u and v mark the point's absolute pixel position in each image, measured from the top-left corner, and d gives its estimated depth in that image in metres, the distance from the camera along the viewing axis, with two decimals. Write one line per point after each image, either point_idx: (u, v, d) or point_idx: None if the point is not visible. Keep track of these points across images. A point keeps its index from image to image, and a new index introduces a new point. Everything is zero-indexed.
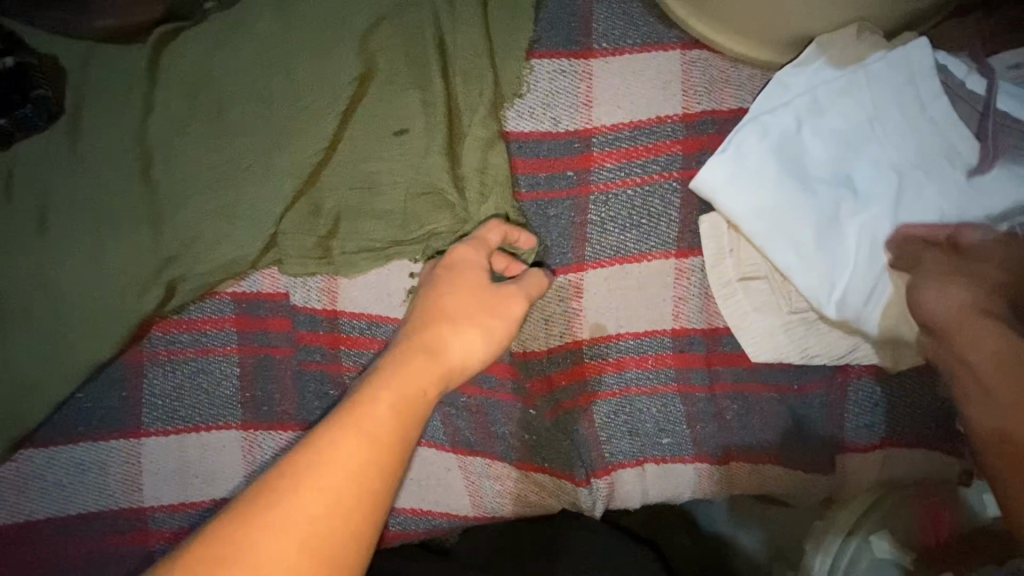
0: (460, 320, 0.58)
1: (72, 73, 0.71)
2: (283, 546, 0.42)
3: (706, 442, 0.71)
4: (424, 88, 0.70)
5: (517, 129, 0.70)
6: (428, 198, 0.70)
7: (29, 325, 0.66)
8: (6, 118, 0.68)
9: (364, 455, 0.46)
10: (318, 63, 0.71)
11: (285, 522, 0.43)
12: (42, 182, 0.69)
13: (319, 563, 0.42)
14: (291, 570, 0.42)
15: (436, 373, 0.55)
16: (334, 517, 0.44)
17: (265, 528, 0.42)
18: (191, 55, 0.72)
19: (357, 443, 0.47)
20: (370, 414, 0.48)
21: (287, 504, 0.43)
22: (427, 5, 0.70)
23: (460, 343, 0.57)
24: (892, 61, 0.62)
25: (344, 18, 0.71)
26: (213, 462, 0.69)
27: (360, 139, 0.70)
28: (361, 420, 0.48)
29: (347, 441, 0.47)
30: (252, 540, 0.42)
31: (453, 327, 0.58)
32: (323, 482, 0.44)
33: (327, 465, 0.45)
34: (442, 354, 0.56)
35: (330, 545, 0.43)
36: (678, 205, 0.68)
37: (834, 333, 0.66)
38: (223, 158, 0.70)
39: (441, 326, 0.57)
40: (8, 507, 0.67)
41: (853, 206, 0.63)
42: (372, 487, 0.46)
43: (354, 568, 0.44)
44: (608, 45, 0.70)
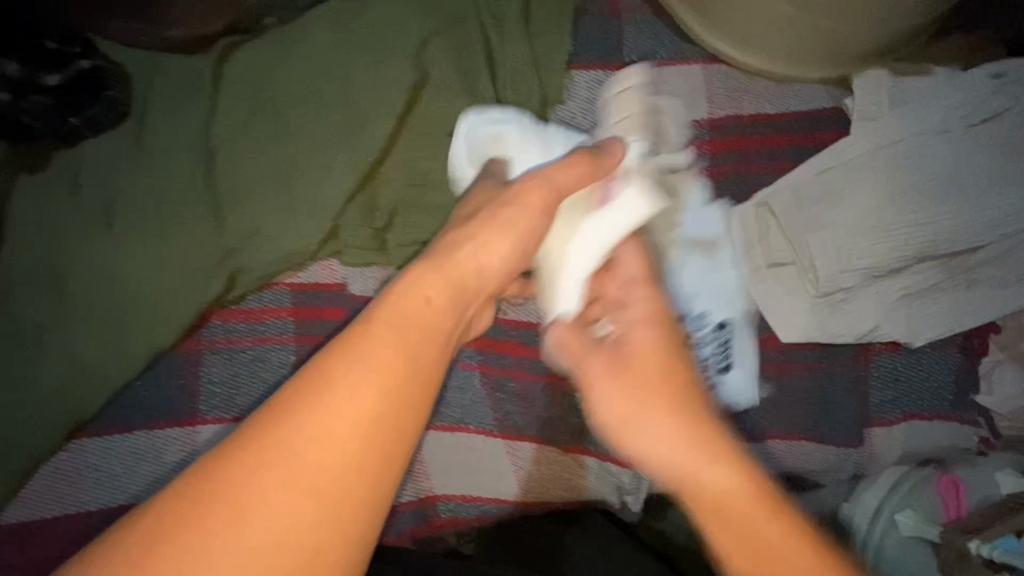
0: (479, 238, 0.54)
1: (140, 80, 0.75)
2: (280, 479, 0.37)
3: (743, 421, 0.75)
4: (473, 95, 0.76)
5: None
6: None
7: (95, 314, 0.69)
8: (76, 118, 0.70)
9: (362, 379, 0.41)
10: (373, 70, 0.76)
11: (271, 484, 0.37)
12: (108, 178, 0.72)
13: (327, 489, 0.38)
14: (295, 503, 0.37)
15: (453, 295, 0.50)
16: (344, 467, 0.39)
17: (240, 484, 0.37)
18: (253, 64, 0.77)
19: (361, 382, 0.41)
20: (352, 373, 0.41)
21: (276, 460, 0.38)
22: (474, 22, 0.78)
23: (480, 249, 0.53)
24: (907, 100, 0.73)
25: (399, 32, 0.77)
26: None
27: (414, 140, 0.76)
28: (359, 342, 0.43)
29: (344, 385, 0.41)
30: (219, 510, 0.36)
31: (466, 248, 0.53)
32: (321, 405, 0.40)
33: (323, 407, 0.39)
34: (453, 282, 0.51)
35: (343, 501, 0.38)
36: (708, 199, 0.75)
37: (854, 313, 0.72)
38: (283, 157, 0.75)
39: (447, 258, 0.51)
40: (64, 496, 0.69)
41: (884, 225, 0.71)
42: (379, 415, 0.40)
43: (369, 495, 0.39)
44: (638, 59, 0.78)
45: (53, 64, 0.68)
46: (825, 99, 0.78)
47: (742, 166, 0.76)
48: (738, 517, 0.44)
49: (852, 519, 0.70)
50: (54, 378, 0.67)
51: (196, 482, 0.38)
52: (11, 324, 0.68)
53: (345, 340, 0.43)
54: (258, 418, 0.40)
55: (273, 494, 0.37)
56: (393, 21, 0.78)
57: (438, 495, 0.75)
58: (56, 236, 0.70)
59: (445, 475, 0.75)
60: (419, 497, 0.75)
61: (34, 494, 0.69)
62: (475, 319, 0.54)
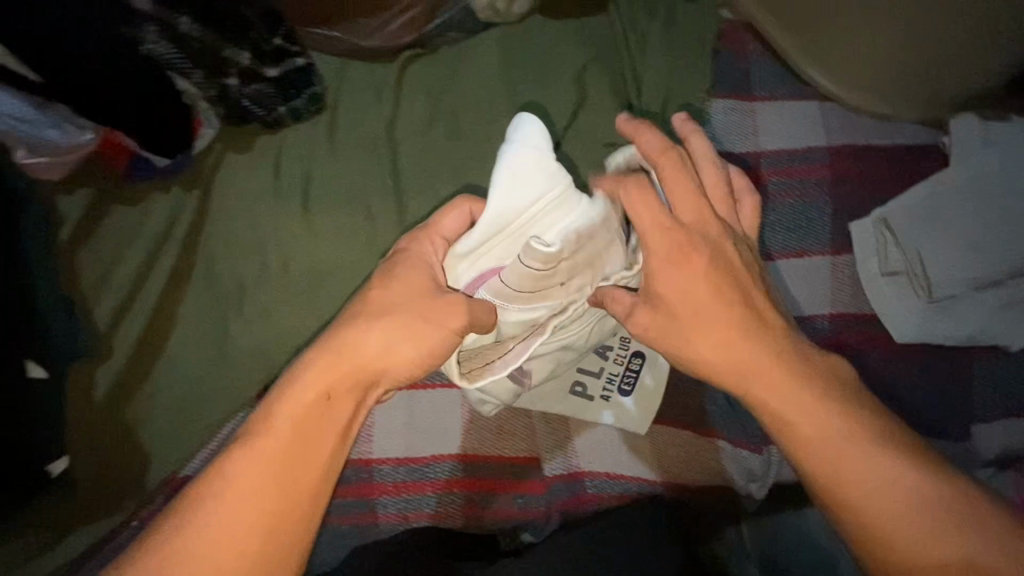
0: (370, 319, 0.56)
1: (333, 80, 0.84)
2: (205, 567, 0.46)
3: None
4: (626, 112, 0.87)
5: None
6: None
7: (290, 281, 0.75)
8: (284, 107, 0.78)
9: (263, 475, 0.50)
10: (540, 86, 0.87)
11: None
12: (305, 162, 0.79)
13: None
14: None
15: (323, 394, 0.54)
16: (235, 561, 0.47)
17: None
18: (432, 73, 0.87)
19: (250, 485, 0.49)
20: (261, 458, 0.50)
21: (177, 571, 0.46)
22: (627, 53, 0.89)
23: (380, 342, 0.55)
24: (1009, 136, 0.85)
25: (561, 57, 0.88)
26: (438, 421, 0.78)
27: (574, 147, 0.85)
28: (259, 438, 0.51)
29: (231, 500, 0.48)
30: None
31: (362, 330, 0.56)
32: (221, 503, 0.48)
33: (215, 518, 0.48)
34: (337, 392, 0.54)
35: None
36: (830, 213, 0.86)
37: (960, 319, 0.82)
38: (458, 154, 0.83)
39: (333, 348, 0.55)
40: None
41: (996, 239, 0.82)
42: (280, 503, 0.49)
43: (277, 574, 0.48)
44: (765, 93, 0.90)
45: (274, 58, 0.75)
46: (926, 135, 0.90)
47: (860, 186, 0.87)
48: (833, 454, 0.52)
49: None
50: (250, 339, 0.72)
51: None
52: (213, 287, 0.73)
53: (303, 418, 0.52)
54: (162, 531, 0.47)
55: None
56: (557, 46, 0.89)
57: (586, 472, 0.79)
58: (258, 210, 0.76)
59: (592, 453, 0.79)
60: (567, 472, 0.79)
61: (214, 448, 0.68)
62: (380, 396, 0.58)
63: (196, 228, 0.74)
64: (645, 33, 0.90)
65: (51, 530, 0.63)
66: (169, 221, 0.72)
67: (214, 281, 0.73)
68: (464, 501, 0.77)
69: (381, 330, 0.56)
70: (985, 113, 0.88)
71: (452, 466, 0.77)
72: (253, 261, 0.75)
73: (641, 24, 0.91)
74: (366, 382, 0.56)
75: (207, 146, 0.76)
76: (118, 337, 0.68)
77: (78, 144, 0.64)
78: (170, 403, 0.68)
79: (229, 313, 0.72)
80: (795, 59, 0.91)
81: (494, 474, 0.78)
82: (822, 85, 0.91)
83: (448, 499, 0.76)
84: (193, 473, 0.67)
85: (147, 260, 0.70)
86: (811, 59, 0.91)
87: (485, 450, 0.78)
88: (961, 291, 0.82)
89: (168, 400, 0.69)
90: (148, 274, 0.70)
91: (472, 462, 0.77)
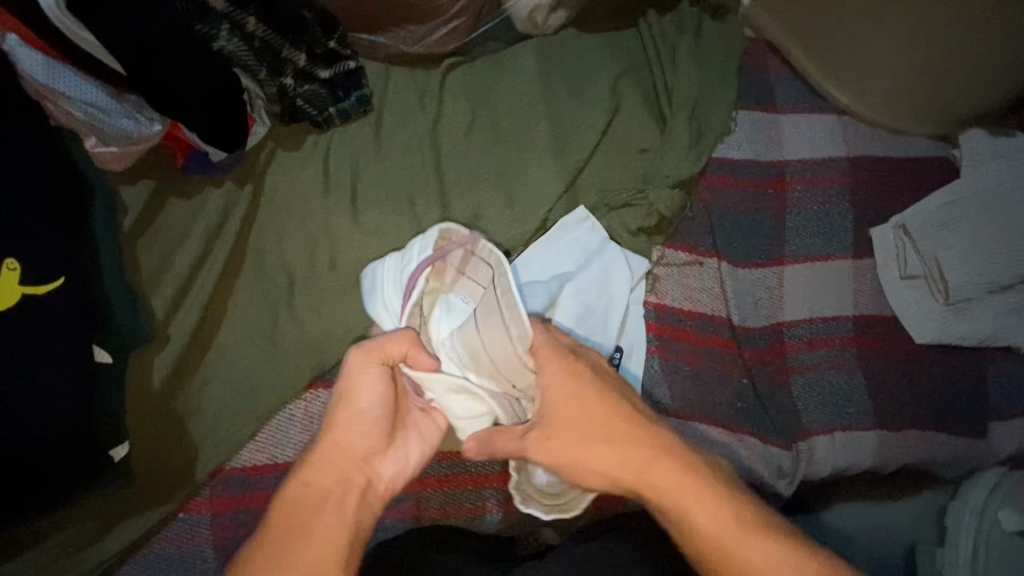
0: (334, 423, 0.58)
1: (379, 85, 0.87)
2: None
3: (886, 412, 0.86)
4: (659, 121, 0.91)
5: (727, 156, 0.92)
6: (670, 188, 0.87)
7: (338, 275, 0.76)
8: (334, 108, 0.81)
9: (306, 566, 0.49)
10: (577, 94, 0.91)
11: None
12: (354, 161, 0.82)
13: None
14: None
15: (305, 491, 0.54)
16: None
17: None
18: (474, 80, 0.91)
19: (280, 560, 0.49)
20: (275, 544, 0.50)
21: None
22: (658, 65, 0.94)
23: (348, 423, 0.58)
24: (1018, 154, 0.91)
25: (596, 69, 0.92)
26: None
27: (609, 153, 0.89)
28: (284, 544, 0.50)
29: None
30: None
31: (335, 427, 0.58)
32: None
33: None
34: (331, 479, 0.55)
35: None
36: (851, 219, 0.90)
37: (976, 321, 0.86)
38: (500, 157, 0.86)
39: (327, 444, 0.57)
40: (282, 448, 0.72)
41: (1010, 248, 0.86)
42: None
43: None
44: (787, 106, 0.96)
45: (325, 61, 0.79)
46: (938, 150, 0.96)
47: (878, 195, 0.92)
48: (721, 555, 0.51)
49: (963, 519, 0.83)
50: (299, 331, 0.73)
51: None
52: (263, 280, 0.74)
53: (293, 501, 0.53)
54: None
55: None
56: (592, 57, 0.93)
57: None
58: (308, 207, 0.78)
59: None
60: None
61: (263, 441, 0.71)
62: (377, 479, 0.58)
63: (247, 223, 0.75)
64: (675, 46, 0.95)
65: (104, 519, 0.64)
66: (222, 215, 0.74)
67: (263, 275, 0.74)
68: (504, 496, 0.76)
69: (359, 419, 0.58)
70: (993, 129, 0.94)
71: (493, 460, 0.77)
72: (300, 255, 0.75)
73: (672, 39, 0.95)
74: (359, 470, 0.57)
75: (258, 143, 0.78)
76: (172, 327, 0.68)
77: (148, 134, 0.64)
78: (222, 393, 0.69)
79: (279, 306, 0.73)
80: (815, 75, 0.97)
81: None
82: (841, 99, 0.97)
83: (489, 494, 0.76)
84: (240, 465, 0.70)
85: (201, 252, 0.71)
86: (829, 75, 0.97)
87: None
88: (976, 294, 0.86)
89: (219, 390, 0.69)
90: (202, 266, 0.71)
91: None
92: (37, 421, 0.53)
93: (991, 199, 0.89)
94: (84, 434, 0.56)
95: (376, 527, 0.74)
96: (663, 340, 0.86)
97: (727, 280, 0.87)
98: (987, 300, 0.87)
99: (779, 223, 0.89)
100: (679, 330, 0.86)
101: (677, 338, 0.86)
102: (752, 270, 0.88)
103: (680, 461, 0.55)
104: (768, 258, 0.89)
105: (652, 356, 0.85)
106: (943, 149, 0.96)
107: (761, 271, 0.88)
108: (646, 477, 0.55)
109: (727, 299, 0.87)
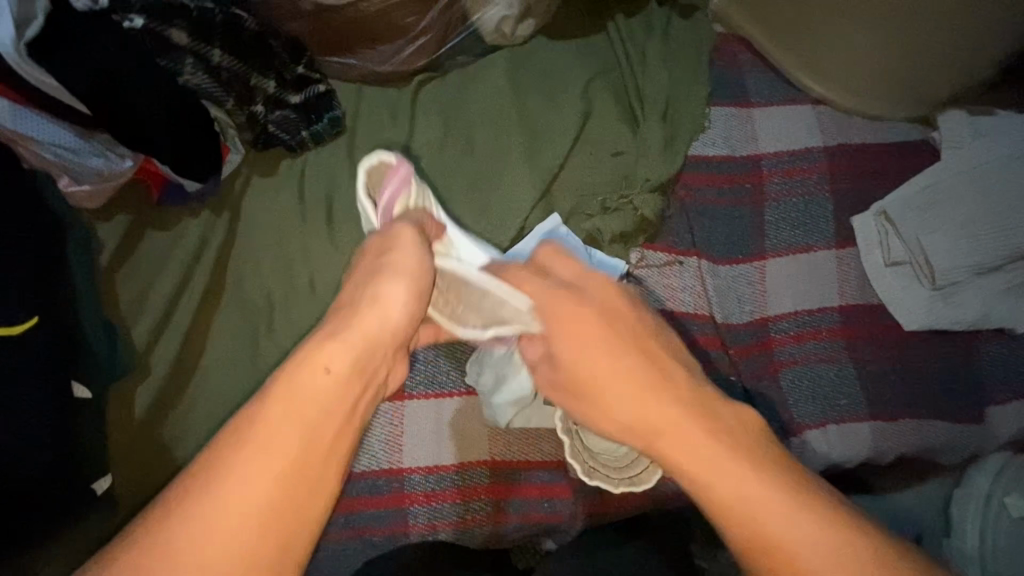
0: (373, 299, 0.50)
1: (352, 106, 0.88)
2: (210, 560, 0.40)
3: (880, 401, 0.85)
4: (631, 122, 0.91)
5: (702, 153, 0.91)
6: (647, 191, 0.87)
7: (317, 296, 0.76)
8: (307, 131, 0.81)
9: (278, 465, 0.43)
10: (547, 102, 0.91)
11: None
12: (328, 183, 0.82)
13: None
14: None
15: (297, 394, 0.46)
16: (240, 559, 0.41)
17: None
18: (445, 94, 0.91)
19: (278, 455, 0.43)
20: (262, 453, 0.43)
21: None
22: (628, 67, 0.94)
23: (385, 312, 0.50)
24: (1001, 131, 0.89)
25: (567, 75, 0.93)
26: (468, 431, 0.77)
27: (584, 158, 0.89)
28: (268, 430, 0.44)
29: (225, 497, 0.42)
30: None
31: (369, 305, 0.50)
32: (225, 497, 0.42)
33: (208, 503, 0.41)
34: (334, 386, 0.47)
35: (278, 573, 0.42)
36: (831, 210, 0.89)
37: (965, 304, 0.85)
38: (474, 169, 0.87)
39: (346, 323, 0.49)
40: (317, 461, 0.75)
41: (996, 227, 0.85)
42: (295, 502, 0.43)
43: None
44: (760, 100, 0.95)
45: (295, 86, 0.80)
46: (916, 133, 0.95)
47: (857, 184, 0.91)
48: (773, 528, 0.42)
49: (969, 506, 0.81)
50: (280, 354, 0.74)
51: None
52: (243, 305, 0.75)
53: (295, 394, 0.45)
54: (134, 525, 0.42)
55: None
56: (561, 64, 0.94)
57: None
58: (284, 231, 0.79)
59: None
60: None
61: None
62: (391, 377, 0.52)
63: (226, 250, 0.76)
64: (644, 48, 0.95)
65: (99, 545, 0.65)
66: (200, 245, 0.75)
67: (243, 301, 0.75)
68: (493, 507, 0.77)
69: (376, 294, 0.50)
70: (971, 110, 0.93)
71: (481, 472, 0.77)
72: (276, 280, 0.76)
73: (641, 41, 0.95)
74: (380, 367, 0.50)
75: (233, 172, 0.80)
76: (153, 358, 0.70)
77: (120, 170, 0.66)
78: (206, 420, 0.69)
79: (260, 330, 0.74)
80: (787, 68, 0.97)
81: (521, 478, 0.78)
82: (814, 90, 0.96)
83: (478, 505, 0.76)
84: None
85: (179, 283, 0.72)
86: (801, 67, 0.97)
87: (513, 454, 0.78)
88: (965, 277, 0.85)
89: (202, 418, 0.69)
90: (181, 296, 0.72)
91: (499, 467, 0.78)
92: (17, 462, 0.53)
93: (973, 179, 0.87)
94: (66, 468, 0.57)
95: (370, 545, 0.74)
96: None
97: (707, 278, 0.87)
98: (974, 282, 0.86)
99: (758, 218, 0.89)
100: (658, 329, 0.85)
101: None
102: (734, 266, 0.88)
103: (706, 430, 0.46)
104: (749, 254, 0.88)
105: None
106: (922, 132, 0.95)
107: (742, 266, 0.88)
108: (654, 440, 0.47)
109: (709, 297, 0.86)
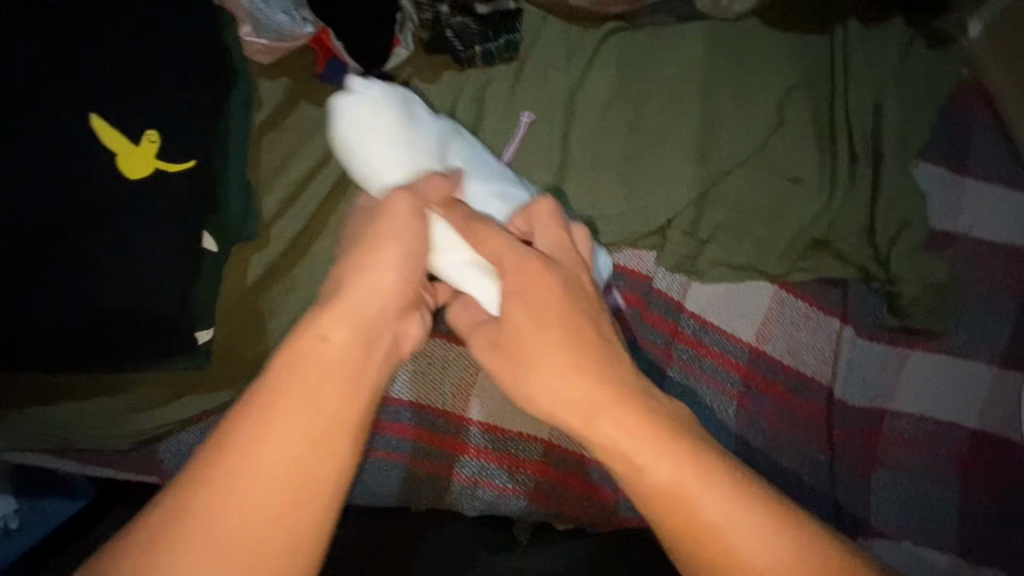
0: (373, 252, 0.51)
1: (530, 33, 0.79)
2: (248, 500, 0.40)
3: (972, 537, 0.74)
4: (832, 130, 0.78)
5: (938, 225, 0.79)
6: (807, 247, 0.77)
7: None
8: (479, 48, 0.75)
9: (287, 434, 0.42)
10: (750, 88, 0.78)
11: (279, 449, 0.42)
12: (482, 109, 0.77)
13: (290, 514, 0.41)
14: (253, 549, 0.39)
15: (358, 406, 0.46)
16: (298, 465, 0.42)
17: (272, 425, 0.42)
18: (640, 44, 0.80)
19: (281, 435, 0.42)
20: (279, 398, 0.43)
21: (215, 487, 0.40)
22: (860, 83, 0.78)
23: (358, 278, 0.50)
24: None
25: (769, 72, 0.79)
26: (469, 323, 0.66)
27: (758, 174, 0.77)
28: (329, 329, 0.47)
29: (271, 412, 0.43)
30: (195, 524, 0.39)
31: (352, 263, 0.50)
32: (274, 419, 0.42)
33: (259, 420, 0.42)
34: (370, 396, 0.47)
35: (282, 474, 0.41)
36: (1010, 320, 0.79)
37: None
38: (620, 154, 0.78)
39: (490, 109, 0.77)
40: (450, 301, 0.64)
41: None
42: (310, 488, 0.42)
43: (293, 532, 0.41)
44: (980, 174, 0.82)
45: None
46: None
47: None
48: None
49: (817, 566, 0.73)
50: None
51: (208, 479, 0.41)
52: None
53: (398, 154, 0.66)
54: (241, 405, 0.43)
55: (239, 497, 0.40)
56: (768, 57, 0.79)
57: None
58: None
59: None
60: None
61: None
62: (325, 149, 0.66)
63: None
64: (885, 67, 0.78)
65: (169, 388, 0.66)
66: None
67: None
68: (533, 485, 0.76)
69: (387, 282, 0.51)
70: None
71: (533, 449, 0.76)
72: None
73: (880, 63, 0.78)
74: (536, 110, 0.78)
75: (398, 68, 0.75)
76: (275, 230, 0.69)
77: (298, 34, 0.66)
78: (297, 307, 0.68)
79: None
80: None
81: (568, 469, 0.76)
82: None
83: (521, 479, 0.76)
84: None
85: (315, 166, 0.70)
86: None
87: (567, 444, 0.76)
88: None
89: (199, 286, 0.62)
90: (308, 184, 0.70)
91: (551, 450, 0.76)
92: (72, 304, 0.57)
93: None
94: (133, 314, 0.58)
95: (419, 481, 0.76)
96: (746, 388, 0.78)
97: (843, 348, 0.78)
98: None
99: (947, 308, 0.76)
100: (693, 338, 0.79)
101: (765, 391, 0.78)
102: (876, 343, 0.79)
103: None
104: (932, 331, 0.77)
105: (729, 401, 0.78)
106: None
107: (884, 347, 0.79)
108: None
109: (839, 366, 0.78)
